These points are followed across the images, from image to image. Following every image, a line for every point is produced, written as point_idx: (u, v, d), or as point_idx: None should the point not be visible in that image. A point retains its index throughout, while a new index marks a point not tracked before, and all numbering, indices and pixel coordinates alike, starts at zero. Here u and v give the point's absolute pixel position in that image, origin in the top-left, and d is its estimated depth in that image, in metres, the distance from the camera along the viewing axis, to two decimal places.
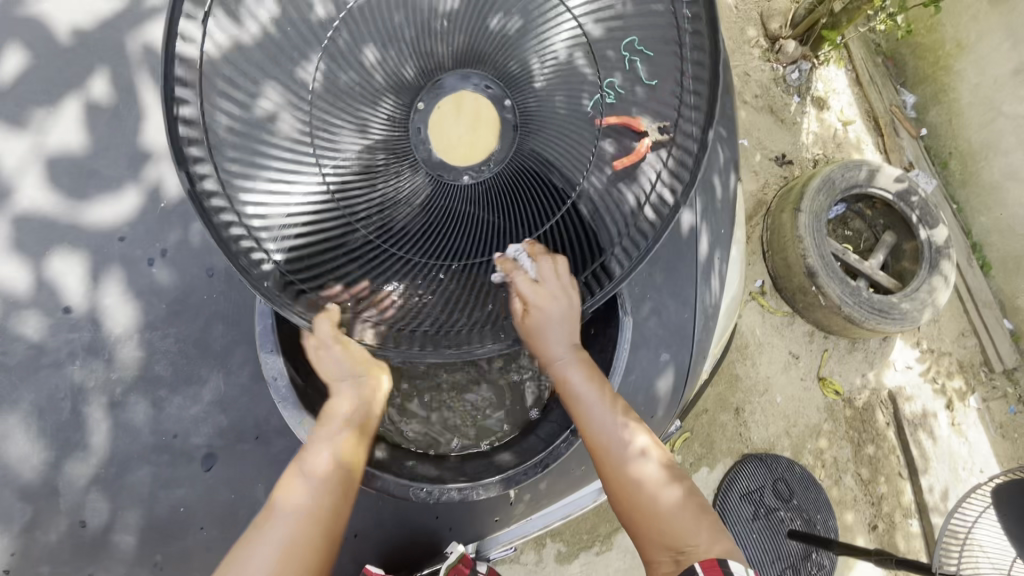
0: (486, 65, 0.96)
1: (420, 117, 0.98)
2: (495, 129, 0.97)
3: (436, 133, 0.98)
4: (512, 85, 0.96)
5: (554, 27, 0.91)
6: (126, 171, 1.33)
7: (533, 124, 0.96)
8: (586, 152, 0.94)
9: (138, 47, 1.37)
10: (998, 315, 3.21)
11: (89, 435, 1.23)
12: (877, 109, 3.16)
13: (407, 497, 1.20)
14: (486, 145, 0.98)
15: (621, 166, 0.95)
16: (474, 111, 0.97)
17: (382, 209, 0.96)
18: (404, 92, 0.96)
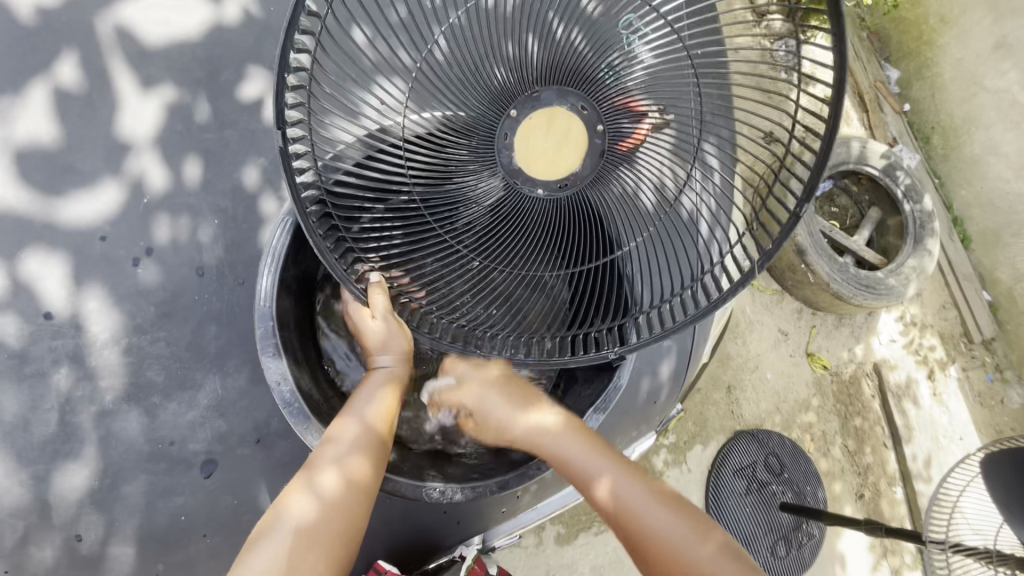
0: (569, 81, 0.97)
1: (510, 124, 0.98)
2: (585, 144, 0.98)
3: (523, 143, 0.98)
4: (598, 99, 0.97)
5: (629, 54, 0.95)
6: (103, 165, 1.25)
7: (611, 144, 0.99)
8: (612, 161, 1.00)
9: (110, 30, 1.27)
10: (978, 287, 3.27)
11: (79, 446, 1.16)
12: (862, 85, 3.13)
13: (420, 498, 1.15)
14: (571, 161, 0.99)
15: (634, 168, 1.02)
16: (568, 125, 0.97)
17: (453, 206, 1.02)
18: (493, 104, 0.98)
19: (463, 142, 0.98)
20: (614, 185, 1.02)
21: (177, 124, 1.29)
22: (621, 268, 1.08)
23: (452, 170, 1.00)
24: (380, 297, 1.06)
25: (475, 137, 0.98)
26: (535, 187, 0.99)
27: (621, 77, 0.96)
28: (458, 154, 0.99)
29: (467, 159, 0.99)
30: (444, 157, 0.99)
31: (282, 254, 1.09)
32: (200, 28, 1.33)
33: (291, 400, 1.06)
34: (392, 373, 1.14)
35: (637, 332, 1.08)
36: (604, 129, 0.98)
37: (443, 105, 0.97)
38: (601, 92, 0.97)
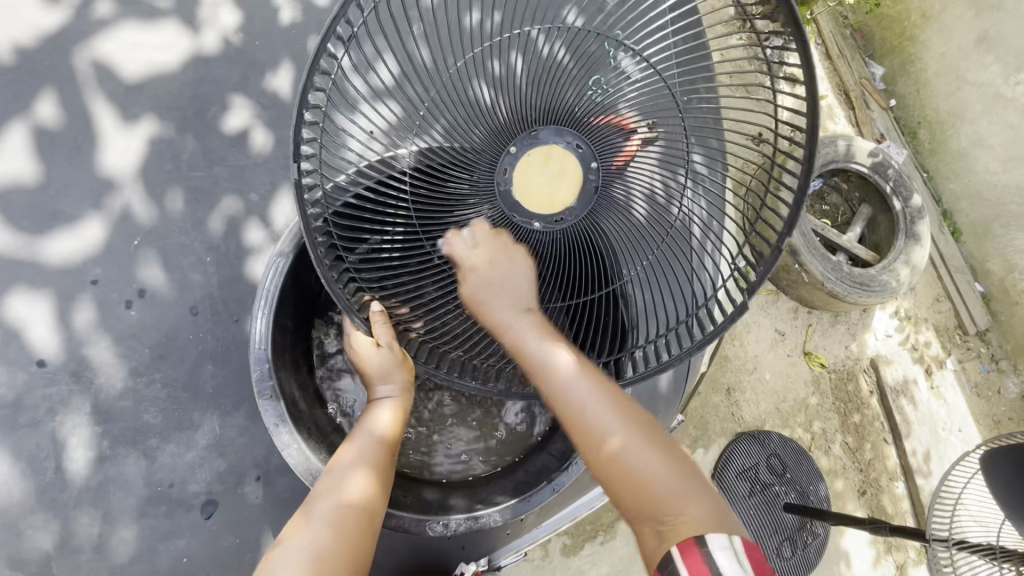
0: (561, 115, 0.98)
1: (509, 161, 0.98)
2: (578, 179, 0.98)
3: (521, 179, 0.98)
4: (589, 132, 0.99)
5: (617, 70, 0.98)
6: (90, 205, 1.24)
7: (607, 177, 1.00)
8: (606, 184, 1.01)
9: (87, 65, 1.28)
10: (970, 279, 3.28)
11: (76, 493, 1.15)
12: (847, 83, 3.15)
13: (424, 533, 1.14)
14: (565, 198, 1.00)
15: (626, 180, 1.02)
16: (563, 166, 0.97)
17: (455, 237, 1.03)
18: (494, 141, 0.98)
19: (464, 176, 0.99)
20: (613, 207, 1.03)
21: (164, 162, 1.29)
22: (622, 299, 1.09)
23: (453, 203, 1.00)
24: (383, 328, 1.06)
25: (476, 172, 0.99)
26: (530, 220, 0.99)
27: (612, 101, 0.98)
28: (458, 192, 0.99)
29: (467, 194, 0.99)
30: (445, 195, 1.00)
31: (277, 295, 1.08)
32: (181, 60, 1.33)
33: (289, 443, 1.04)
34: (394, 402, 1.13)
35: (633, 366, 1.11)
36: (598, 167, 0.99)
37: (450, 137, 0.98)
38: (584, 113, 0.98)
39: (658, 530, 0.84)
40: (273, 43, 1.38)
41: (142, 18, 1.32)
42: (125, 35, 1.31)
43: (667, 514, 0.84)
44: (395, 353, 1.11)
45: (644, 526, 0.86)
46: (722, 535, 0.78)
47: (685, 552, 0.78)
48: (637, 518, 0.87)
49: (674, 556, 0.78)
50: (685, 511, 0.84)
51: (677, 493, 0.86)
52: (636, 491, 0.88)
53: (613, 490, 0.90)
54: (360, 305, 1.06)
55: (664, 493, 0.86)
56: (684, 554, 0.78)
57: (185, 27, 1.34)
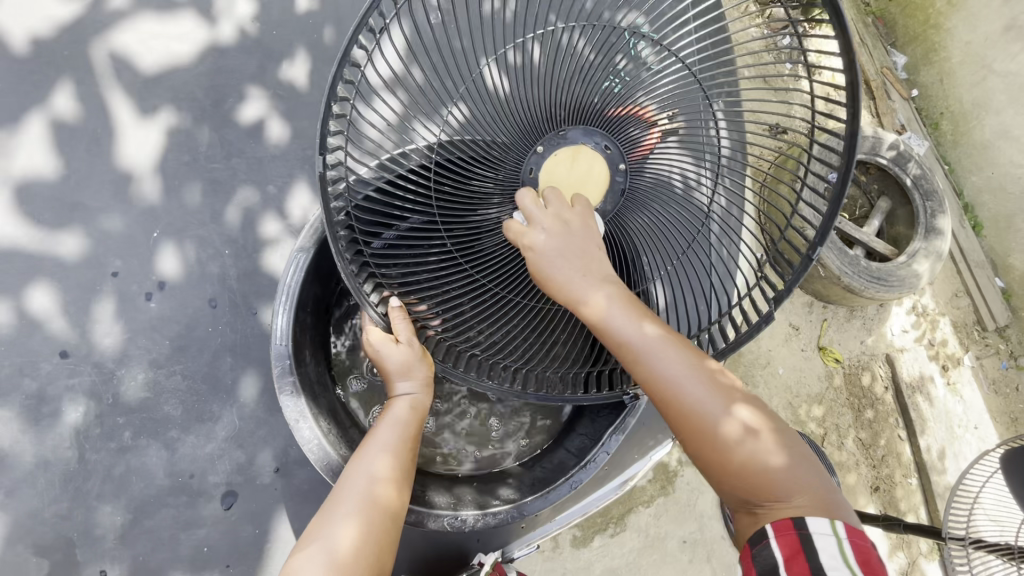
0: (586, 112, 0.95)
1: (536, 160, 0.97)
2: (606, 181, 0.98)
3: (547, 179, 0.97)
4: (614, 130, 0.96)
5: (639, 61, 0.95)
6: (108, 197, 1.24)
7: (635, 179, 1.00)
8: (634, 182, 1.00)
9: (104, 56, 1.27)
10: (990, 274, 3.22)
11: (99, 483, 1.17)
12: (868, 72, 3.06)
13: (442, 530, 1.13)
14: (591, 198, 1.00)
15: (645, 171, 1.00)
16: (590, 165, 0.96)
17: (476, 235, 1.01)
18: (521, 138, 0.96)
19: (489, 174, 0.97)
20: (639, 206, 1.02)
21: (182, 154, 1.28)
22: (645, 299, 1.11)
23: (476, 201, 0.99)
24: (402, 323, 1.06)
25: (502, 169, 0.97)
26: None
27: (634, 91, 0.95)
28: (483, 190, 0.98)
29: (491, 191, 0.98)
30: (467, 192, 0.99)
31: (297, 293, 1.07)
32: (197, 51, 1.32)
33: (309, 438, 1.03)
34: (412, 401, 1.11)
35: None
36: (626, 168, 0.97)
37: (475, 134, 0.96)
38: (603, 104, 0.95)
39: (753, 513, 0.82)
40: (289, 34, 1.36)
41: (157, 11, 1.31)
42: (143, 27, 1.30)
43: (764, 496, 0.81)
44: (414, 351, 1.09)
45: (738, 506, 0.84)
46: (823, 518, 0.76)
47: (782, 535, 0.77)
48: (732, 499, 0.85)
49: (770, 540, 0.77)
50: (785, 493, 0.81)
51: (772, 468, 0.82)
52: (730, 471, 0.84)
53: (700, 463, 0.87)
54: (381, 301, 1.08)
55: (765, 475, 0.82)
56: (784, 541, 0.76)
57: (200, 17, 1.32)
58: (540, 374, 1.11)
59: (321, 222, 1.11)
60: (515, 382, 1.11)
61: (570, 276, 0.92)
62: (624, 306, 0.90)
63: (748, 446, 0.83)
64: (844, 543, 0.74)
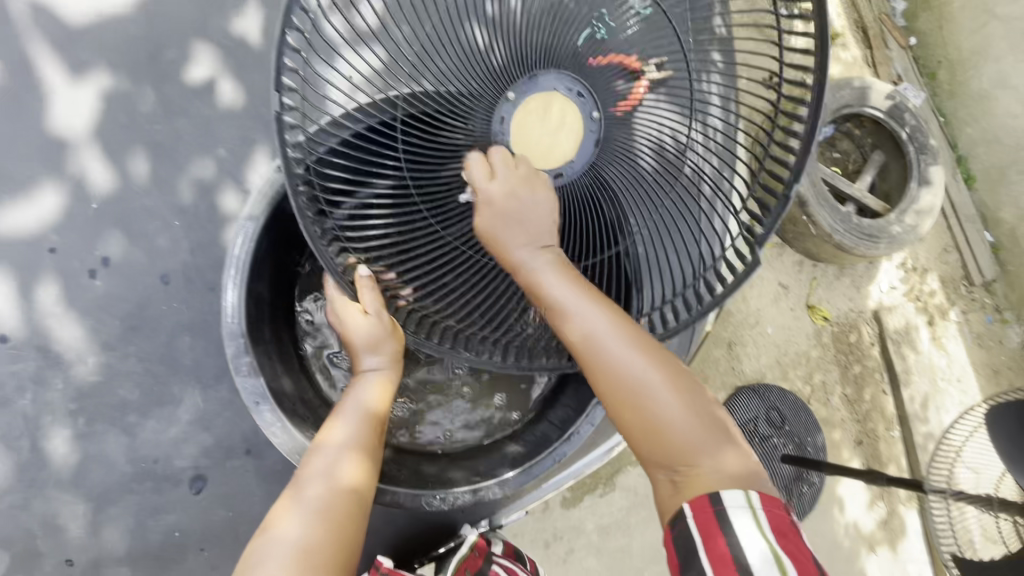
0: (561, 59, 0.86)
1: (507, 109, 0.88)
2: (581, 131, 0.88)
3: (519, 133, 0.89)
4: (593, 79, 0.87)
5: (621, 6, 0.86)
6: (38, 165, 1.13)
7: (614, 130, 0.89)
8: (612, 131, 0.89)
9: (26, 9, 1.13)
10: (979, 228, 3.17)
11: (55, 472, 1.10)
12: (866, 18, 2.92)
13: (420, 507, 1.09)
14: (565, 152, 0.91)
15: (630, 122, 0.89)
16: (562, 115, 0.87)
17: (449, 191, 0.94)
18: (491, 88, 0.87)
19: (459, 125, 0.89)
20: (620, 160, 0.90)
21: (120, 115, 1.16)
22: (626, 262, 0.99)
23: (448, 154, 0.91)
24: (370, 293, 0.97)
25: (474, 119, 0.88)
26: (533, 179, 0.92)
27: (616, 36, 0.87)
28: (452, 143, 0.90)
29: (463, 143, 0.90)
30: (439, 146, 0.90)
31: (249, 264, 0.98)
32: (131, 0, 1.17)
33: (272, 421, 0.97)
34: (380, 375, 1.06)
35: None
36: (601, 116, 0.88)
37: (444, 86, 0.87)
38: (585, 51, 0.86)
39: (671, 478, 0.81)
40: None
41: None
42: None
43: (683, 464, 0.81)
44: (385, 322, 1.03)
45: (659, 476, 0.84)
46: (740, 493, 0.76)
47: (697, 510, 0.76)
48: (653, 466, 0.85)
49: (685, 513, 0.77)
50: (704, 464, 0.81)
51: (691, 435, 0.83)
52: (650, 433, 0.85)
53: (629, 431, 0.87)
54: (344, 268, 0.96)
55: (684, 445, 0.82)
56: (698, 513, 0.76)
57: None
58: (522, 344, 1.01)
59: (273, 185, 1.01)
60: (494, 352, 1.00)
61: (511, 237, 0.89)
62: (560, 275, 0.89)
63: (674, 419, 0.84)
64: (760, 519, 0.74)
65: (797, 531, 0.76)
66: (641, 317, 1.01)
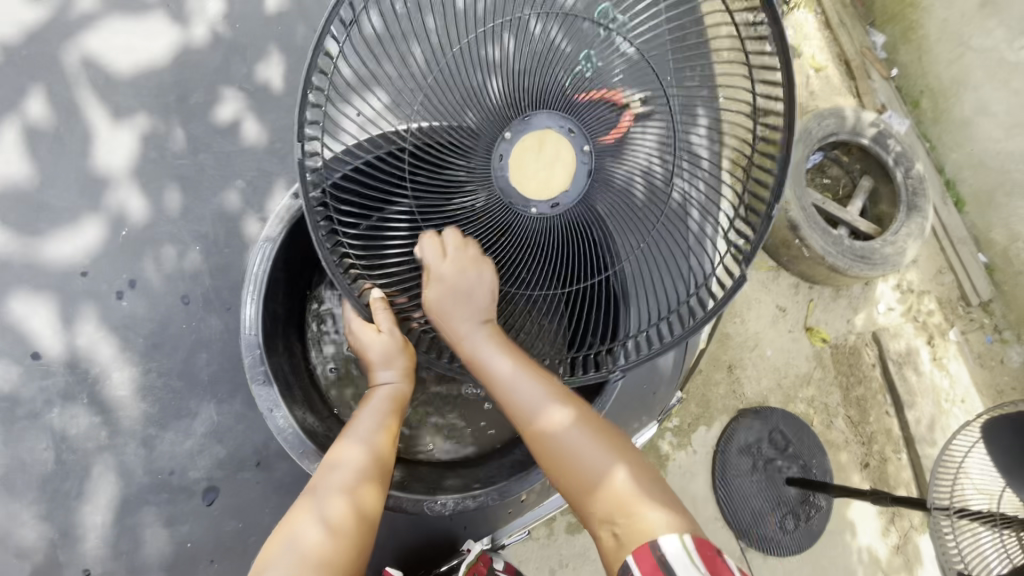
0: (555, 98, 0.95)
1: (505, 148, 0.95)
2: (573, 160, 0.95)
3: (518, 170, 0.95)
4: (585, 118, 0.95)
5: (611, 49, 0.93)
6: (80, 201, 1.23)
7: (603, 161, 0.96)
8: (602, 161, 0.96)
9: (75, 61, 1.26)
10: (973, 249, 3.23)
11: (78, 483, 1.16)
12: (848, 53, 3.07)
13: (422, 512, 1.14)
14: (560, 182, 0.96)
15: (620, 149, 0.97)
16: (557, 151, 0.95)
17: (455, 222, 1.02)
18: (488, 127, 0.96)
19: (462, 162, 0.96)
20: (610, 189, 0.98)
21: (150, 150, 1.27)
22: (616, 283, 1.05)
23: (452, 190, 0.99)
24: (383, 313, 1.04)
25: (475, 158, 0.96)
26: (528, 206, 0.96)
27: (606, 72, 0.94)
28: (453, 177, 0.97)
29: (465, 180, 0.97)
30: (441, 181, 0.98)
31: (264, 280, 1.07)
32: (168, 52, 1.30)
33: (285, 428, 1.04)
34: (393, 391, 1.11)
35: (625, 355, 1.06)
36: (591, 150, 0.95)
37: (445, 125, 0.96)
38: (573, 90, 0.94)
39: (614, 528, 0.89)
40: (257, 29, 1.35)
41: (129, 10, 1.29)
42: (110, 28, 1.28)
43: (619, 518, 0.90)
44: (395, 342, 1.07)
45: (602, 531, 0.92)
46: (674, 538, 0.84)
47: (640, 559, 0.83)
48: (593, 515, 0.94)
49: (630, 564, 0.84)
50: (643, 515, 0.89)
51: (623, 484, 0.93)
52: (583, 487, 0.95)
53: (571, 491, 0.96)
54: (360, 292, 1.04)
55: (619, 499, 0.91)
56: (640, 561, 0.83)
57: (171, 20, 1.31)
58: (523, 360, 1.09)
59: (290, 210, 1.11)
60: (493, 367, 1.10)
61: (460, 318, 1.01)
62: (502, 350, 1.00)
63: (607, 475, 0.94)
64: (694, 559, 0.81)
65: (727, 566, 0.84)
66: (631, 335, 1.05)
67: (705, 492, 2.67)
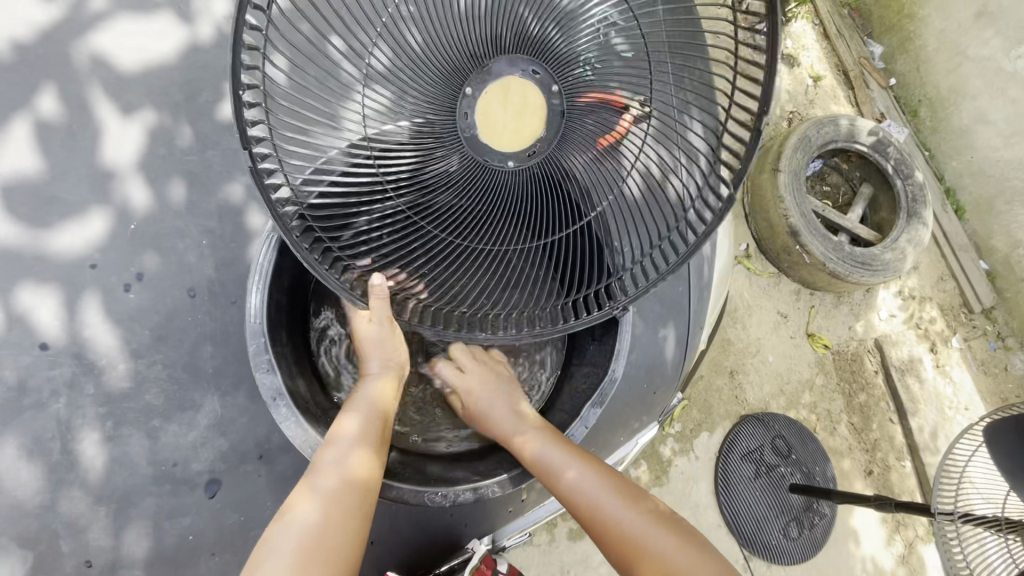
0: (523, 42, 0.87)
1: (468, 103, 0.88)
2: (543, 104, 0.87)
3: (486, 127, 0.88)
4: (554, 52, 0.87)
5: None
6: (88, 194, 1.25)
7: (573, 108, 0.89)
8: (580, 132, 0.91)
9: (85, 58, 1.29)
10: (974, 257, 3.23)
11: (81, 473, 1.17)
12: (847, 62, 3.11)
13: (422, 503, 1.13)
14: (532, 127, 0.89)
15: (592, 105, 0.90)
16: (523, 96, 0.87)
17: (429, 191, 0.93)
18: (447, 84, 0.87)
19: (427, 131, 0.89)
20: (579, 144, 0.92)
21: (158, 147, 1.30)
22: (597, 230, 0.98)
23: (423, 157, 0.90)
24: (380, 305, 0.97)
25: (439, 123, 0.89)
26: (504, 160, 0.90)
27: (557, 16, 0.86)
28: (422, 145, 0.89)
29: (433, 147, 0.89)
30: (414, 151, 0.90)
31: (270, 270, 1.09)
32: (177, 51, 1.34)
33: (287, 415, 1.06)
34: (383, 373, 1.12)
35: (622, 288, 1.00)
36: (560, 89, 0.88)
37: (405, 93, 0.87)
38: (534, 35, 0.86)
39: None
40: None
41: (138, 10, 1.33)
42: (119, 27, 1.32)
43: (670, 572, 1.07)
44: (395, 333, 1.10)
45: None
46: None
47: None
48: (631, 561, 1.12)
49: None
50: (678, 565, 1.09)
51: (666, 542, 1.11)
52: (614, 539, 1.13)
53: (620, 552, 1.13)
54: (353, 285, 0.98)
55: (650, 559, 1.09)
56: None
57: (179, 18, 1.35)
58: (532, 311, 1.00)
59: None
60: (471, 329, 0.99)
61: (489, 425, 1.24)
62: (548, 442, 1.18)
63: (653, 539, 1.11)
64: None
65: None
66: (622, 271, 0.99)
67: (707, 498, 2.65)
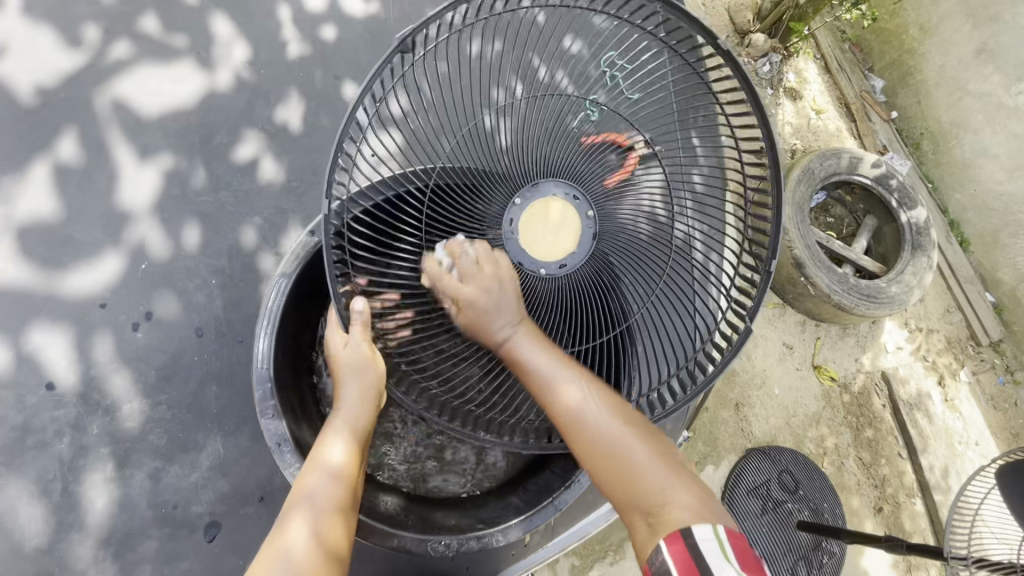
0: (569, 169, 0.96)
1: (514, 212, 0.95)
2: (578, 227, 0.94)
3: (526, 234, 0.95)
4: (593, 187, 0.95)
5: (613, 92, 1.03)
6: (102, 236, 1.27)
7: (609, 207, 0.96)
8: (616, 214, 0.96)
9: (106, 103, 1.32)
10: (980, 289, 3.21)
11: (81, 516, 1.16)
12: (848, 95, 3.16)
13: (426, 553, 1.12)
14: (566, 246, 0.95)
15: (620, 188, 0.97)
16: (562, 216, 0.94)
17: None
18: (502, 186, 0.95)
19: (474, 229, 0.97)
20: (618, 234, 0.96)
21: (173, 188, 1.32)
22: (628, 341, 1.00)
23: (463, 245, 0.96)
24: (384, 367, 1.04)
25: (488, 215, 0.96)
26: (537, 267, 0.95)
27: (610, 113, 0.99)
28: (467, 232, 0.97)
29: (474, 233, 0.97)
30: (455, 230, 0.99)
31: (278, 315, 1.10)
32: (195, 95, 1.37)
33: (290, 463, 1.04)
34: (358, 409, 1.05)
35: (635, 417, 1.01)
36: (595, 214, 0.94)
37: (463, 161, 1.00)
38: (579, 131, 0.97)
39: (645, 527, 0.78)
40: (279, 75, 1.43)
41: (159, 56, 1.37)
42: (142, 72, 1.36)
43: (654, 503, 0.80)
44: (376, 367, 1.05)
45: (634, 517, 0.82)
46: (707, 525, 0.74)
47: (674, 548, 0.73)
48: (624, 508, 0.83)
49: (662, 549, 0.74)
50: (673, 505, 0.79)
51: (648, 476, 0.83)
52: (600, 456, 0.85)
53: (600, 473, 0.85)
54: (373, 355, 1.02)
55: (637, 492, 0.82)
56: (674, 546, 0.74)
57: (198, 63, 1.39)
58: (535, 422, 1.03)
59: (304, 246, 1.14)
60: (476, 428, 1.02)
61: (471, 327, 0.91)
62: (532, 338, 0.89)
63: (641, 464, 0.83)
64: (727, 547, 0.71)
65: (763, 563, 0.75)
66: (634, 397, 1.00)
67: None
